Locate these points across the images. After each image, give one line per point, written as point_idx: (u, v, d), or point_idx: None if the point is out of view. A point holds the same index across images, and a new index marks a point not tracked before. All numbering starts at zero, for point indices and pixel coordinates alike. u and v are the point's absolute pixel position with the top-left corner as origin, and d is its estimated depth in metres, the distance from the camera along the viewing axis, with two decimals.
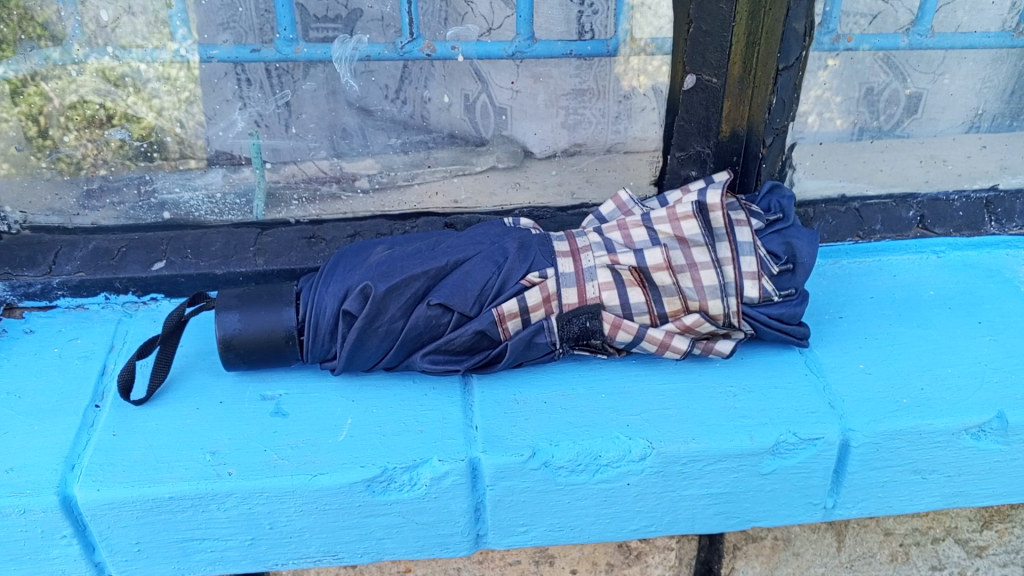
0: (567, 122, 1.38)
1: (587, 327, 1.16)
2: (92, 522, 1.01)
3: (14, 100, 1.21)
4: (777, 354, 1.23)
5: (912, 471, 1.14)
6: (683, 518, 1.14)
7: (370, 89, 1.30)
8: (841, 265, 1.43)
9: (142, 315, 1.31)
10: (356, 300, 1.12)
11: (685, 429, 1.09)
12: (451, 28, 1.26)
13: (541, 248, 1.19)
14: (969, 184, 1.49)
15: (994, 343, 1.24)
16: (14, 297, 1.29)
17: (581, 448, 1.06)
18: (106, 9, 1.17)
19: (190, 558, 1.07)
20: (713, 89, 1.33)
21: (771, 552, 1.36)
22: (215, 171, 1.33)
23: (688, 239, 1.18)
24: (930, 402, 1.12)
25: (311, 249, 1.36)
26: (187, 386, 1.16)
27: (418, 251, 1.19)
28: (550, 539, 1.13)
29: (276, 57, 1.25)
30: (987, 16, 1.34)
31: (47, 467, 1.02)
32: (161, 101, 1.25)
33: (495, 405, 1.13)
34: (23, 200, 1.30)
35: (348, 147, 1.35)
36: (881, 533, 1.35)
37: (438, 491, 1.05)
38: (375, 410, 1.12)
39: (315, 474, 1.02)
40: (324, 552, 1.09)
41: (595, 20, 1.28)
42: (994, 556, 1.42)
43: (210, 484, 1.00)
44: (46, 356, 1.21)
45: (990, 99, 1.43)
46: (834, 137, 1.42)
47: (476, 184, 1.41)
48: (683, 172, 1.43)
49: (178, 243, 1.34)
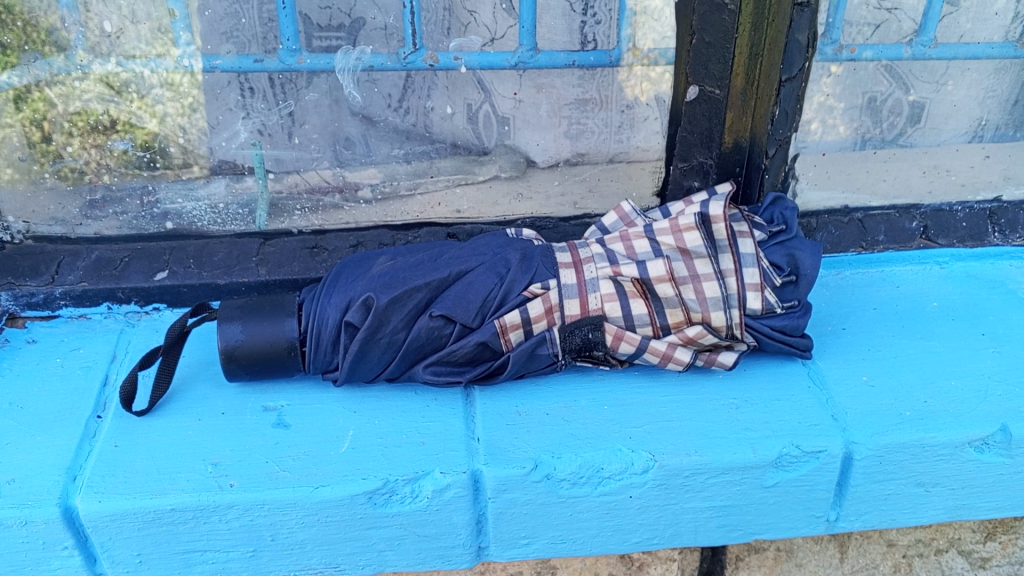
0: (570, 132, 1.38)
1: (589, 338, 1.16)
2: (94, 533, 1.01)
3: (18, 105, 1.21)
4: (780, 365, 1.22)
5: (916, 484, 1.13)
6: (685, 530, 1.13)
7: (372, 98, 1.30)
8: (844, 276, 1.43)
9: (145, 324, 1.31)
10: (358, 311, 1.12)
11: (688, 441, 1.08)
12: (454, 39, 1.27)
13: (544, 259, 1.19)
14: (972, 194, 1.49)
15: (997, 355, 1.23)
16: (16, 306, 1.30)
17: (583, 461, 1.05)
18: (110, 18, 1.17)
19: (192, 570, 1.07)
20: (715, 101, 1.33)
21: (773, 563, 1.35)
22: (218, 181, 1.33)
23: (691, 251, 1.17)
24: (934, 415, 1.12)
25: (314, 259, 1.36)
26: (189, 396, 1.16)
27: (421, 263, 1.19)
28: (552, 551, 1.13)
29: (278, 67, 1.25)
30: (990, 26, 1.34)
31: (49, 477, 1.02)
32: (164, 107, 1.25)
33: (497, 416, 1.13)
34: (26, 210, 1.30)
35: (351, 157, 1.35)
36: (884, 544, 1.35)
37: (440, 503, 1.05)
38: (377, 422, 1.12)
39: (317, 486, 1.02)
40: (325, 564, 1.09)
41: (597, 30, 1.29)
42: (998, 568, 1.41)
43: (212, 496, 1.00)
44: (49, 366, 1.22)
45: (994, 109, 1.42)
46: (837, 147, 1.42)
47: (478, 194, 1.41)
48: (686, 183, 1.42)
49: (180, 253, 1.34)
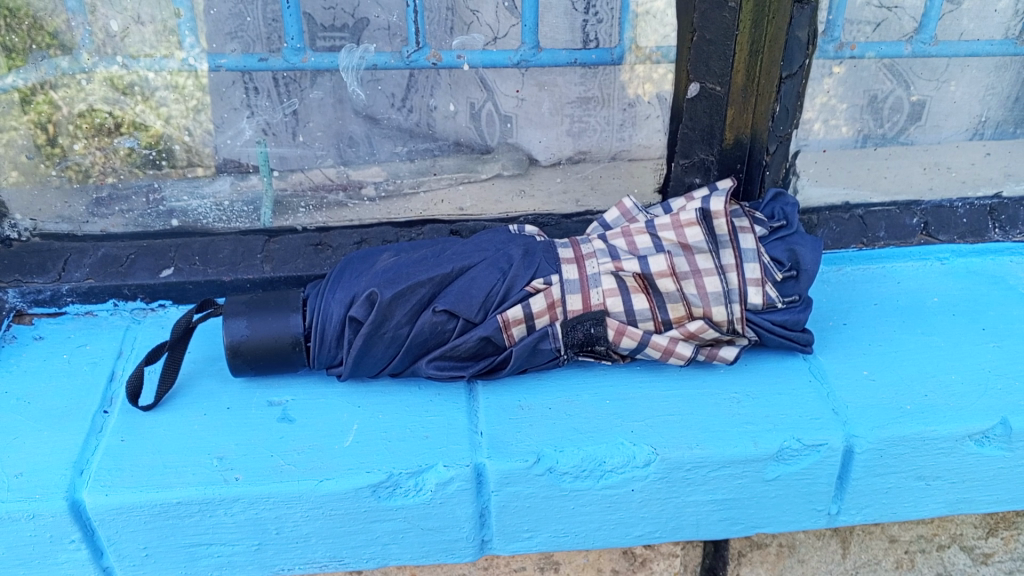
0: (572, 130, 1.39)
1: (591, 333, 1.17)
2: (100, 527, 1.02)
3: (24, 108, 1.23)
4: (781, 360, 1.23)
5: (917, 477, 1.14)
6: (687, 524, 1.14)
7: (376, 97, 1.31)
8: (845, 272, 1.44)
9: (150, 321, 1.32)
10: (362, 306, 1.13)
11: (690, 435, 1.09)
12: (457, 37, 1.28)
13: (546, 255, 1.20)
14: (972, 191, 1.49)
15: (998, 350, 1.24)
16: (24, 303, 1.31)
17: (585, 454, 1.06)
18: (115, 19, 1.19)
19: (197, 563, 1.08)
20: (716, 98, 1.34)
21: (776, 559, 1.36)
22: (223, 179, 1.35)
23: (692, 246, 1.18)
24: (934, 408, 1.13)
25: (318, 256, 1.37)
26: (195, 391, 1.17)
27: (424, 258, 1.20)
28: (555, 544, 1.14)
29: (283, 66, 1.26)
30: (991, 23, 1.34)
31: (57, 471, 1.03)
32: (169, 109, 1.27)
33: (499, 411, 1.13)
34: (32, 208, 1.31)
35: (355, 155, 1.36)
36: (886, 540, 1.35)
37: (444, 496, 1.06)
38: (381, 416, 1.13)
39: (322, 479, 1.03)
40: (330, 557, 1.10)
41: (599, 28, 1.30)
42: (1000, 564, 1.41)
43: (217, 489, 1.01)
44: (55, 362, 1.23)
45: (994, 106, 1.43)
46: (837, 145, 1.43)
47: (481, 191, 1.42)
48: (687, 180, 1.42)
49: (186, 250, 1.35)
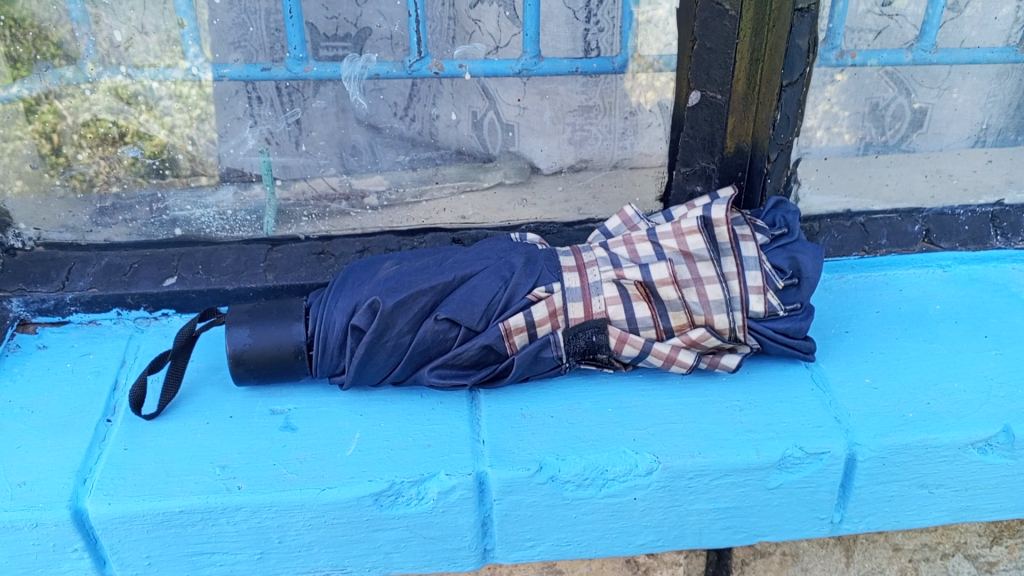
0: (573, 139, 1.39)
1: (593, 341, 1.17)
2: (103, 536, 1.02)
3: (29, 118, 1.24)
4: (783, 367, 1.23)
5: (919, 485, 1.13)
6: (689, 533, 1.14)
7: (379, 106, 1.31)
8: (847, 280, 1.44)
9: (153, 330, 1.32)
10: (364, 314, 1.13)
11: (692, 443, 1.09)
12: (459, 47, 1.28)
13: (548, 263, 1.20)
14: (974, 198, 1.49)
15: (999, 357, 1.24)
16: (28, 312, 1.31)
17: (587, 463, 1.06)
18: (119, 29, 1.19)
19: (199, 572, 1.08)
20: (717, 106, 1.35)
21: (779, 568, 1.35)
22: (226, 188, 1.35)
23: (694, 254, 1.18)
24: (936, 416, 1.12)
25: (320, 264, 1.38)
26: (197, 400, 1.17)
27: (426, 267, 1.20)
28: (557, 553, 1.14)
29: (286, 76, 1.27)
30: (991, 31, 1.35)
31: (59, 480, 1.03)
32: (173, 118, 1.27)
33: (501, 419, 1.13)
34: (36, 218, 1.32)
35: (358, 165, 1.37)
36: (890, 549, 1.34)
37: (446, 505, 1.06)
38: (383, 424, 1.13)
39: (324, 488, 1.03)
40: (332, 566, 1.10)
41: (600, 37, 1.30)
42: (1005, 572, 1.40)
43: (219, 498, 1.01)
44: (59, 371, 1.23)
45: (995, 114, 1.43)
46: (839, 152, 1.43)
47: (482, 200, 1.42)
48: (689, 188, 1.44)
49: (189, 259, 1.36)
